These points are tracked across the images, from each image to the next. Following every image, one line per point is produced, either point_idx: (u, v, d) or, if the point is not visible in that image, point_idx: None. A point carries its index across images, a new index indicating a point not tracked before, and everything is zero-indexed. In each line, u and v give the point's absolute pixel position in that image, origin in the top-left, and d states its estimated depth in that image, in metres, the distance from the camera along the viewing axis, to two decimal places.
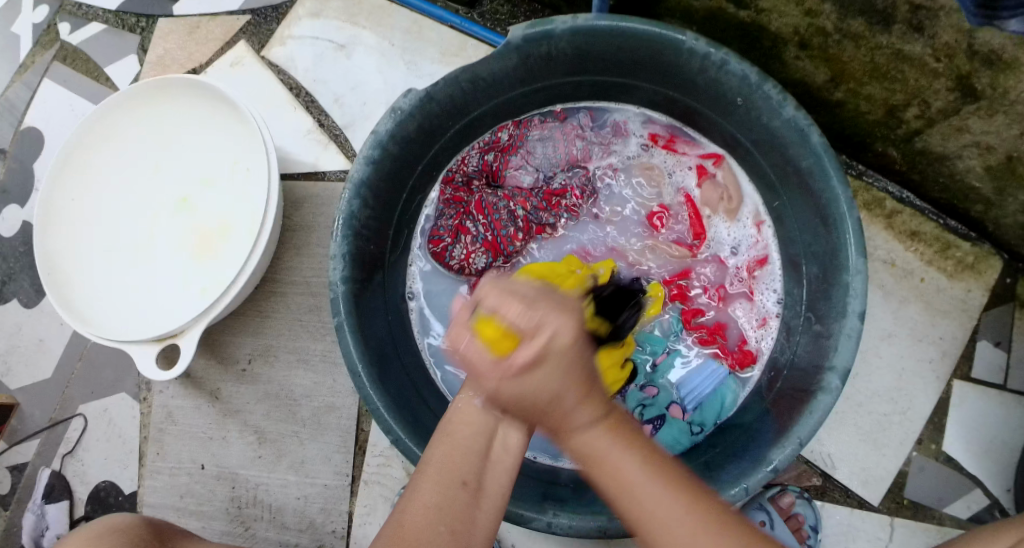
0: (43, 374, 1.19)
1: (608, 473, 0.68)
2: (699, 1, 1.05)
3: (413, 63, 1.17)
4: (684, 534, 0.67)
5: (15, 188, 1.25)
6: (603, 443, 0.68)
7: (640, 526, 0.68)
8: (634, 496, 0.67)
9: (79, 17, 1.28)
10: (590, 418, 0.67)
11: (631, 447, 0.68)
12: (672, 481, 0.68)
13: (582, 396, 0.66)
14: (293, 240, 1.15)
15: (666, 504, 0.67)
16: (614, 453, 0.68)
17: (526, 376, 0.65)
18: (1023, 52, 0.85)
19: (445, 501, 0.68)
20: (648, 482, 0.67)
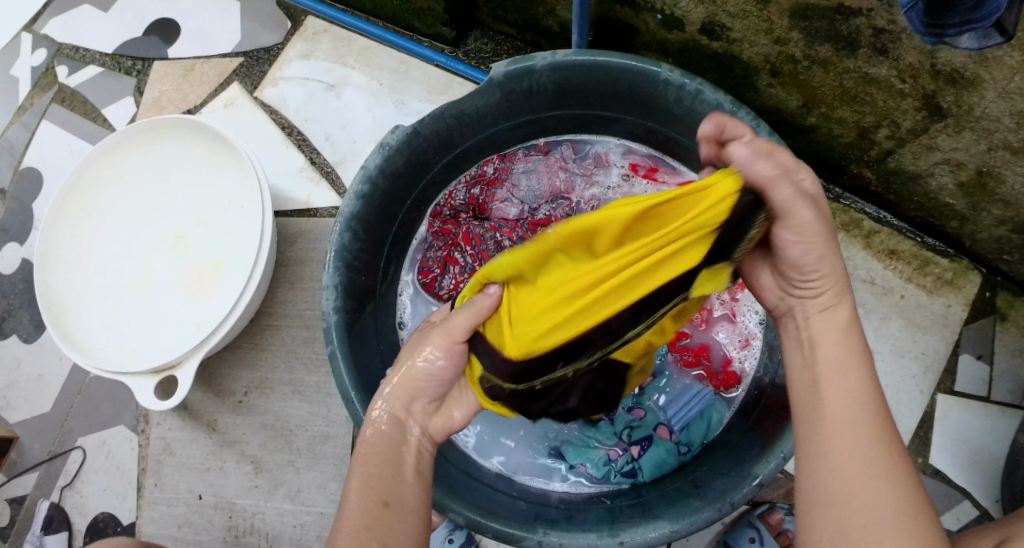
0: (42, 407, 1.22)
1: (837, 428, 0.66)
2: (672, 34, 1.09)
3: (400, 101, 1.21)
4: (892, 517, 0.62)
5: (15, 226, 1.29)
6: (857, 397, 0.67)
7: (833, 409, 0.67)
8: (847, 396, 0.67)
9: (77, 60, 1.33)
10: (841, 378, 0.68)
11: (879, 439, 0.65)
12: (885, 469, 0.64)
13: (871, 407, 0.66)
14: (287, 274, 1.18)
15: (863, 475, 0.64)
16: (853, 411, 0.66)
17: (827, 354, 0.70)
18: (982, 71, 0.89)
19: (371, 520, 0.70)
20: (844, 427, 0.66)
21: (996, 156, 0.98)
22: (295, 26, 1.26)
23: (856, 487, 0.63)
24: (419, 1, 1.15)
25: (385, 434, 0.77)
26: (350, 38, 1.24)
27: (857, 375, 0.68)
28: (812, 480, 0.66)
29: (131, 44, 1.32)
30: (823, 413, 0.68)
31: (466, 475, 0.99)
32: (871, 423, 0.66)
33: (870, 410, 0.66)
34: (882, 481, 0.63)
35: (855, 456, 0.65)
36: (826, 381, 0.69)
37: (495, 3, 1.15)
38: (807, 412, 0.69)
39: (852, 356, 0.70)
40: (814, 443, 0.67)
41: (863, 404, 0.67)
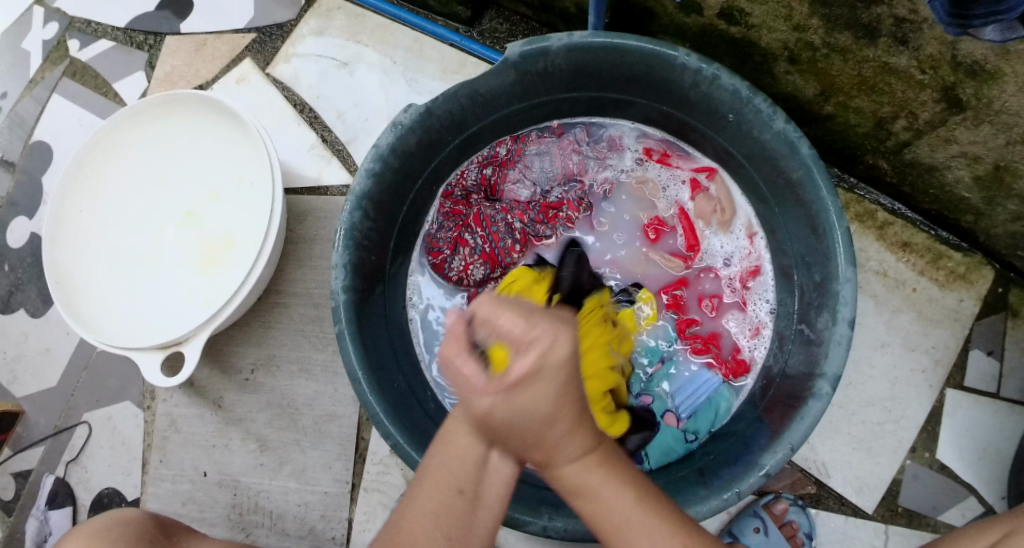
0: (49, 382, 1.22)
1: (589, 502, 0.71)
2: (690, 18, 1.08)
3: (414, 80, 1.20)
4: (644, 536, 0.70)
5: (24, 200, 1.28)
6: (598, 477, 0.70)
7: (619, 520, 0.71)
8: (608, 517, 0.71)
9: (88, 34, 1.32)
10: (601, 492, 0.70)
11: (669, 530, 0.71)
12: (633, 507, 0.71)
13: (637, 492, 0.71)
14: (297, 252, 1.18)
15: (650, 527, 0.70)
16: (622, 497, 0.71)
17: (597, 486, 0.70)
18: (1003, 64, 0.88)
19: (444, 511, 0.68)
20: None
21: (1015, 150, 0.97)
22: (309, 2, 1.25)
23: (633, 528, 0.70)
24: None
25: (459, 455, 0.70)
26: (364, 16, 1.23)
27: (618, 478, 0.71)
28: (578, 476, 0.70)
29: (144, 18, 1.31)
30: (608, 520, 0.70)
31: None
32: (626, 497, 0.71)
33: (648, 524, 0.71)
34: (661, 531, 0.71)
35: (618, 492, 0.71)
36: (590, 502, 0.71)
37: None
38: (607, 533, 0.71)
39: (615, 485, 0.71)
40: (606, 533, 0.71)
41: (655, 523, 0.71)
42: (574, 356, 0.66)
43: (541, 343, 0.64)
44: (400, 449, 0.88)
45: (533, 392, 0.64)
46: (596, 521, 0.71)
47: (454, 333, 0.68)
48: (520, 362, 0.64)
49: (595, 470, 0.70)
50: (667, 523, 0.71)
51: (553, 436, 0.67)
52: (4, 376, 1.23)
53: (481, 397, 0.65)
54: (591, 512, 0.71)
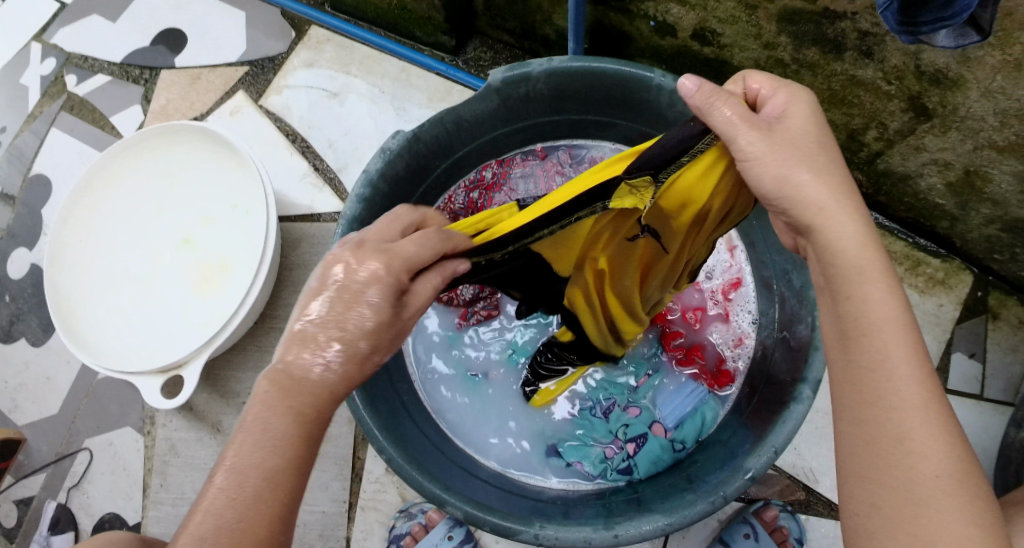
0: (50, 410, 1.24)
1: (869, 346, 0.64)
2: (665, 40, 1.12)
3: (402, 108, 1.24)
4: (917, 434, 0.60)
5: (24, 231, 1.32)
6: (895, 322, 0.63)
7: (894, 375, 0.62)
8: (884, 378, 0.62)
9: (85, 69, 1.37)
10: (876, 296, 0.64)
11: (926, 379, 0.62)
12: (922, 396, 0.61)
13: (921, 369, 0.62)
14: (290, 278, 1.21)
15: (921, 403, 0.61)
16: (907, 362, 0.62)
17: (882, 333, 0.63)
18: (965, 71, 0.91)
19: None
20: (919, 417, 0.60)
21: (983, 155, 1.00)
22: (299, 36, 1.30)
23: (897, 404, 0.61)
24: (419, 9, 1.18)
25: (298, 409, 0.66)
26: (353, 47, 1.27)
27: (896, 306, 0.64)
28: (856, 308, 0.65)
29: (139, 54, 1.36)
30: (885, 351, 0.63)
31: (465, 471, 1.00)
32: (912, 365, 0.62)
33: (926, 413, 0.60)
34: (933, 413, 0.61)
35: (915, 364, 0.62)
36: (874, 342, 0.63)
37: (493, 12, 1.18)
38: (871, 376, 0.63)
39: (894, 337, 0.63)
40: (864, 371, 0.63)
41: (924, 407, 0.61)
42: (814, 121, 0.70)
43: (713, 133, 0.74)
44: (394, 463, 0.89)
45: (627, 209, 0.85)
46: (868, 368, 0.63)
47: (704, 91, 0.70)
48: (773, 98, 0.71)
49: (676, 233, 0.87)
50: (939, 417, 0.61)
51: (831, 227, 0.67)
52: (6, 404, 1.26)
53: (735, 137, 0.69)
54: (849, 305, 0.65)
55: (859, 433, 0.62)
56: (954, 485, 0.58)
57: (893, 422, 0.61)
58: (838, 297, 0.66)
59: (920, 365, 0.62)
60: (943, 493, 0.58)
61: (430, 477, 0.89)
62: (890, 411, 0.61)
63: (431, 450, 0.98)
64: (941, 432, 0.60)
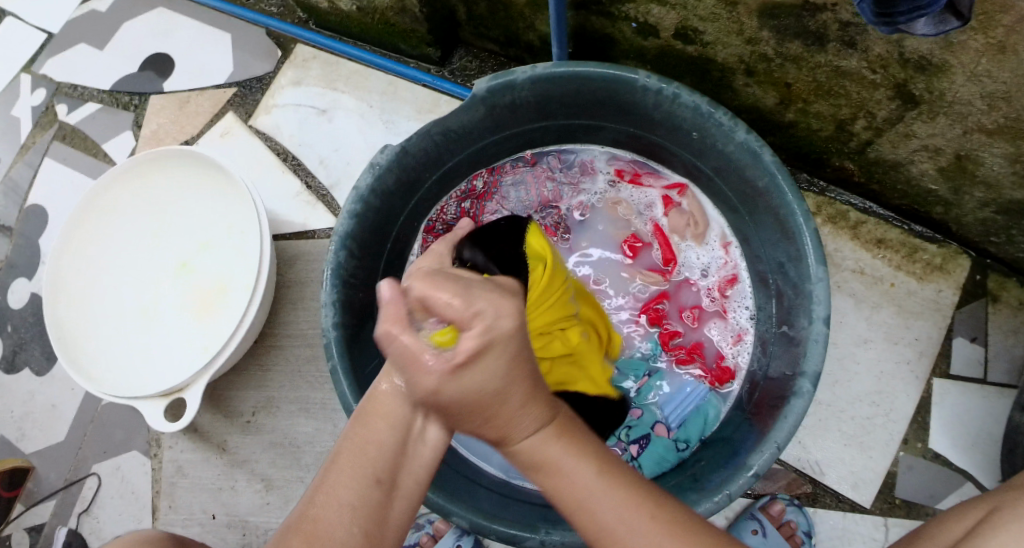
0: (57, 438, 1.25)
1: (550, 481, 0.66)
2: (649, 41, 1.12)
3: (391, 122, 1.25)
4: (620, 522, 0.65)
5: (23, 262, 1.33)
6: (559, 447, 0.66)
7: (578, 491, 0.65)
8: (563, 475, 0.65)
9: (75, 98, 1.38)
10: (529, 427, 0.64)
11: (593, 457, 0.66)
12: (610, 496, 0.65)
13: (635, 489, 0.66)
14: (289, 295, 1.22)
15: (601, 488, 0.65)
16: (587, 479, 0.65)
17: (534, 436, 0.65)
18: (949, 56, 0.90)
19: (364, 497, 0.63)
20: (591, 483, 0.65)
21: (972, 139, 0.99)
22: (285, 55, 1.31)
23: (608, 516, 0.65)
24: (402, 23, 1.18)
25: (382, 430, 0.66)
26: (339, 64, 1.28)
27: (544, 407, 0.65)
28: (539, 449, 0.65)
29: (128, 80, 1.37)
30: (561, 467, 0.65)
31: (470, 481, 0.99)
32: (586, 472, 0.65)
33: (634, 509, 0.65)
34: (610, 494, 0.65)
35: (586, 475, 0.65)
36: (558, 465, 0.65)
37: (476, 21, 1.18)
38: (546, 482, 0.66)
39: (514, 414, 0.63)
40: (551, 485, 0.66)
41: (631, 503, 0.65)
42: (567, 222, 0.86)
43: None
44: None
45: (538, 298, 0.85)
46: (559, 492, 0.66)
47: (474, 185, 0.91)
48: None
49: (551, 443, 0.65)
50: (615, 481, 0.66)
51: (552, 450, 0.65)
52: (13, 433, 1.27)
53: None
54: (552, 477, 0.66)
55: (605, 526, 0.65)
56: (668, 536, 0.65)
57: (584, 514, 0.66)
58: (506, 435, 0.67)
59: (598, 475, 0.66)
60: None
61: (435, 489, 0.89)
62: (585, 506, 0.65)
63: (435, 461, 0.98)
64: (626, 507, 0.65)
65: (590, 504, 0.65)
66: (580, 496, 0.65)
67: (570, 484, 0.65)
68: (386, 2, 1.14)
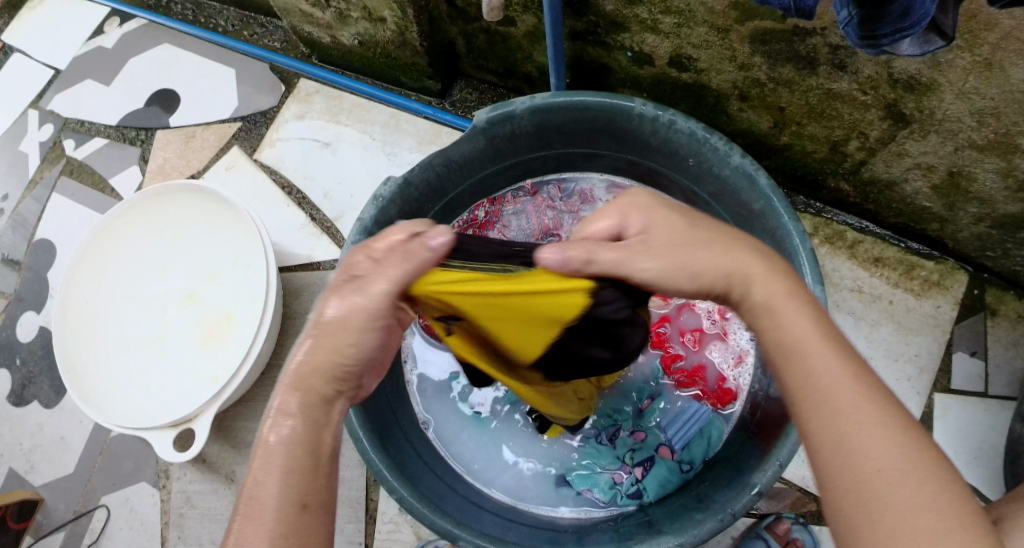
0: (65, 469, 1.26)
1: (816, 398, 0.62)
2: (644, 69, 1.14)
3: (394, 153, 1.27)
4: (869, 433, 0.59)
5: (31, 295, 1.35)
6: (812, 345, 0.64)
7: (823, 389, 0.62)
8: (811, 379, 0.62)
9: (82, 133, 1.41)
10: (784, 311, 0.66)
11: (858, 378, 0.62)
12: (862, 402, 0.60)
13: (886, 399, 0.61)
14: (295, 327, 1.23)
15: (856, 404, 0.60)
16: (850, 395, 0.61)
17: (814, 364, 0.63)
18: (937, 75, 0.92)
19: (287, 527, 0.61)
20: (876, 420, 0.60)
21: (964, 155, 1.01)
22: (288, 89, 1.33)
23: (855, 421, 0.60)
24: (403, 57, 1.20)
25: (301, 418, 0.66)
26: (342, 97, 1.31)
27: (802, 309, 0.66)
28: (787, 358, 0.65)
29: (134, 116, 1.39)
30: (813, 370, 0.62)
31: (476, 505, 1.00)
32: (839, 370, 0.62)
33: (878, 416, 0.60)
34: (873, 424, 0.59)
35: (851, 387, 0.61)
36: (797, 363, 0.64)
37: (475, 53, 1.21)
38: (809, 396, 0.62)
39: (827, 352, 0.63)
40: (798, 377, 0.63)
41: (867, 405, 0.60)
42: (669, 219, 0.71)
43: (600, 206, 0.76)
44: (405, 502, 0.89)
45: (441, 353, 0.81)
46: (812, 402, 0.62)
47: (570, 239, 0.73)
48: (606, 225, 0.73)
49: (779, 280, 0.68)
50: (871, 406, 0.60)
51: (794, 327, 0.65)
52: (22, 465, 1.27)
53: (695, 255, 0.69)
54: (770, 332, 0.66)
55: (841, 429, 0.60)
56: (935, 505, 0.56)
57: (836, 434, 0.60)
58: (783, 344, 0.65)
59: (859, 382, 0.61)
60: (907, 484, 0.57)
61: (442, 513, 0.90)
62: (839, 418, 0.60)
63: (440, 486, 1.00)
64: (866, 417, 0.60)
65: (848, 452, 0.59)
66: (825, 393, 0.61)
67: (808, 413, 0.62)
68: (386, 36, 1.16)
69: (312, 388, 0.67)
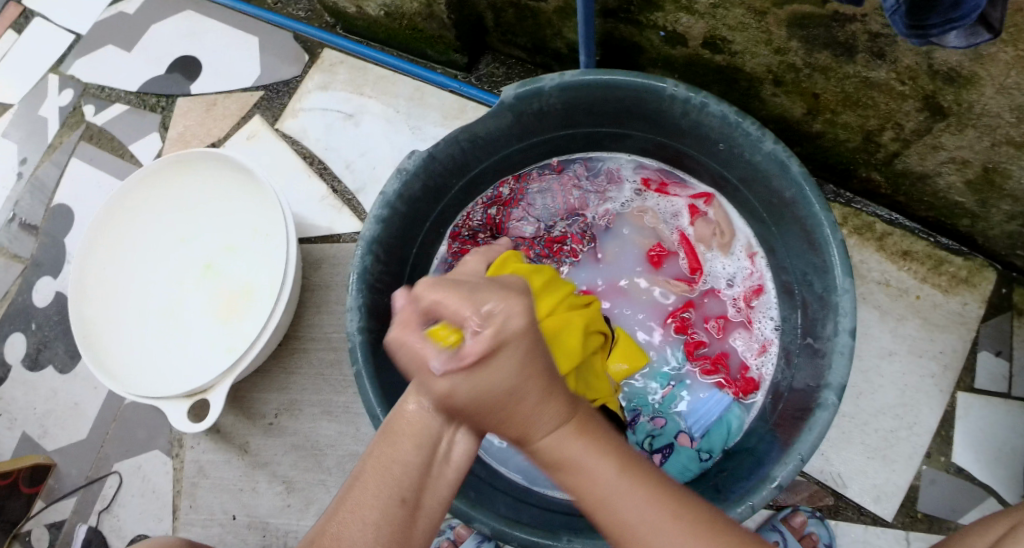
0: (79, 435, 1.26)
1: (584, 493, 0.65)
2: (676, 49, 1.12)
3: (417, 127, 1.25)
4: (633, 516, 0.64)
5: (49, 261, 1.34)
6: (574, 449, 0.65)
7: (605, 499, 0.65)
8: (587, 493, 0.65)
9: (103, 99, 1.40)
10: (584, 476, 0.65)
11: (610, 457, 0.66)
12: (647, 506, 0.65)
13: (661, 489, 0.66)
14: (313, 299, 1.22)
15: (624, 497, 0.65)
16: (608, 481, 0.65)
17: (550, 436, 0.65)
18: (979, 68, 0.89)
19: (388, 519, 0.64)
20: (644, 512, 0.65)
21: (1001, 151, 0.99)
22: (312, 58, 1.31)
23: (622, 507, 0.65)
24: (430, 29, 1.19)
25: (422, 413, 0.66)
26: (366, 68, 1.29)
27: (600, 450, 0.66)
28: (555, 449, 0.65)
29: (155, 82, 1.38)
30: (579, 484, 0.65)
31: (491, 486, 0.99)
32: (605, 463, 0.66)
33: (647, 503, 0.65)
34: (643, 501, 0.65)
35: (612, 474, 0.65)
36: (569, 473, 0.66)
37: (504, 28, 1.19)
38: (603, 514, 0.65)
39: (596, 457, 0.65)
40: (570, 486, 0.66)
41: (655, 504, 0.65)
42: (532, 321, 0.63)
43: (496, 313, 0.61)
44: None
45: (497, 367, 0.61)
46: (584, 492, 0.66)
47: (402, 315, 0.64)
48: (473, 340, 0.60)
49: (577, 439, 0.66)
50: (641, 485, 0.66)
51: (591, 460, 0.65)
52: (35, 431, 1.28)
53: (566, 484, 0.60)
54: (581, 487, 0.66)
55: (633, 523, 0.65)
56: None
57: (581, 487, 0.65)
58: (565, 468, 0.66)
59: (621, 471, 0.66)
60: None
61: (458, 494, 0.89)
62: (609, 510, 0.65)
63: None
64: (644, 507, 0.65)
65: (613, 500, 0.65)
66: (603, 496, 0.65)
67: (596, 478, 0.65)
68: (414, 8, 1.14)
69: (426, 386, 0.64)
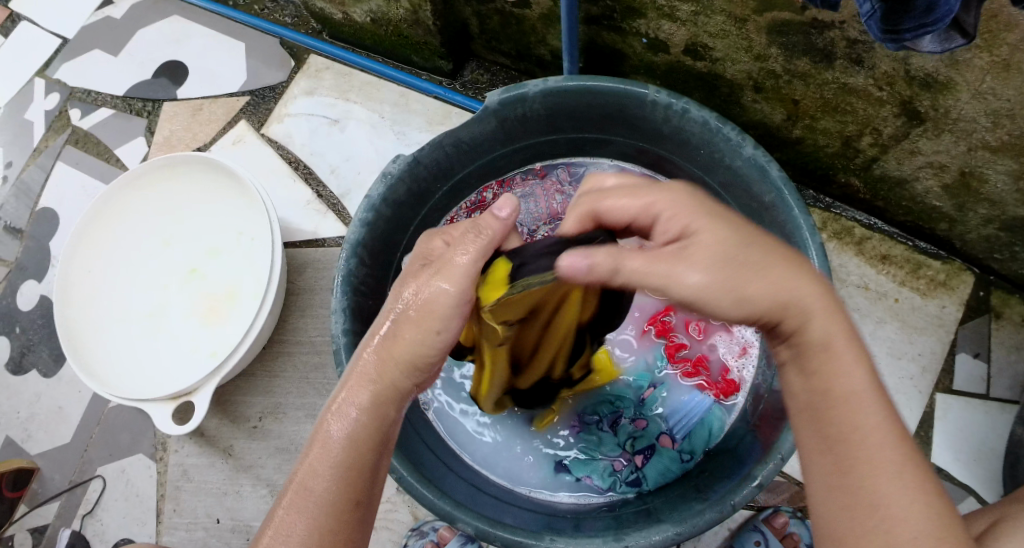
0: (62, 439, 1.25)
1: (826, 359, 0.66)
2: (658, 56, 1.14)
3: (402, 132, 1.26)
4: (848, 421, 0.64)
5: (33, 264, 1.34)
6: (837, 337, 0.66)
7: (831, 365, 0.66)
8: (832, 374, 0.65)
9: (89, 103, 1.40)
10: (840, 358, 0.66)
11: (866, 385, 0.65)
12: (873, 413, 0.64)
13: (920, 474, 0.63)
14: (298, 302, 1.23)
15: (896, 468, 0.61)
16: (849, 374, 0.65)
17: (817, 321, 0.66)
18: (955, 74, 0.91)
19: (338, 520, 0.66)
20: (866, 421, 0.63)
21: (977, 155, 1.00)
22: (298, 64, 1.32)
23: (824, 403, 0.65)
24: (415, 35, 1.20)
25: (376, 407, 0.72)
26: (352, 74, 1.30)
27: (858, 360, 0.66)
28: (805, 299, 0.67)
29: (141, 87, 1.38)
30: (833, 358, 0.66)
31: (474, 487, 1.00)
32: (851, 367, 0.65)
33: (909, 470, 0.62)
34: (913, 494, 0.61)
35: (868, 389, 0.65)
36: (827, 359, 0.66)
37: (488, 35, 1.20)
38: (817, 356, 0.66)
39: (845, 356, 0.66)
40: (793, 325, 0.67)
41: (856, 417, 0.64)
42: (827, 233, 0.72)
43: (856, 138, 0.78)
44: (404, 481, 0.89)
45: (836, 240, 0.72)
46: (825, 392, 0.65)
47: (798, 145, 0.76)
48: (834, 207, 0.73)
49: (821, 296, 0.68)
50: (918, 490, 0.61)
51: (842, 361, 0.66)
52: (19, 435, 1.27)
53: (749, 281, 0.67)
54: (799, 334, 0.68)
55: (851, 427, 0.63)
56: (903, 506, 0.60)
57: (836, 415, 0.64)
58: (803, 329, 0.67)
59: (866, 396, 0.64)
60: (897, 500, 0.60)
61: (441, 494, 0.89)
62: (819, 385, 0.66)
63: (439, 466, 0.99)
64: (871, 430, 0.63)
65: (841, 396, 0.65)
66: (839, 376, 0.65)
67: (841, 366, 0.65)
68: (400, 14, 1.16)
69: (389, 385, 0.73)
